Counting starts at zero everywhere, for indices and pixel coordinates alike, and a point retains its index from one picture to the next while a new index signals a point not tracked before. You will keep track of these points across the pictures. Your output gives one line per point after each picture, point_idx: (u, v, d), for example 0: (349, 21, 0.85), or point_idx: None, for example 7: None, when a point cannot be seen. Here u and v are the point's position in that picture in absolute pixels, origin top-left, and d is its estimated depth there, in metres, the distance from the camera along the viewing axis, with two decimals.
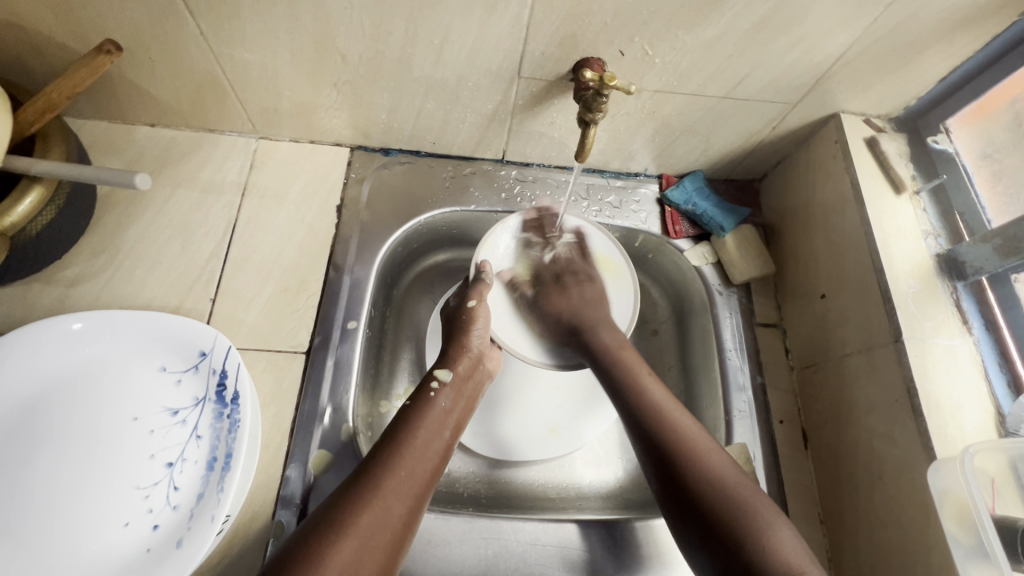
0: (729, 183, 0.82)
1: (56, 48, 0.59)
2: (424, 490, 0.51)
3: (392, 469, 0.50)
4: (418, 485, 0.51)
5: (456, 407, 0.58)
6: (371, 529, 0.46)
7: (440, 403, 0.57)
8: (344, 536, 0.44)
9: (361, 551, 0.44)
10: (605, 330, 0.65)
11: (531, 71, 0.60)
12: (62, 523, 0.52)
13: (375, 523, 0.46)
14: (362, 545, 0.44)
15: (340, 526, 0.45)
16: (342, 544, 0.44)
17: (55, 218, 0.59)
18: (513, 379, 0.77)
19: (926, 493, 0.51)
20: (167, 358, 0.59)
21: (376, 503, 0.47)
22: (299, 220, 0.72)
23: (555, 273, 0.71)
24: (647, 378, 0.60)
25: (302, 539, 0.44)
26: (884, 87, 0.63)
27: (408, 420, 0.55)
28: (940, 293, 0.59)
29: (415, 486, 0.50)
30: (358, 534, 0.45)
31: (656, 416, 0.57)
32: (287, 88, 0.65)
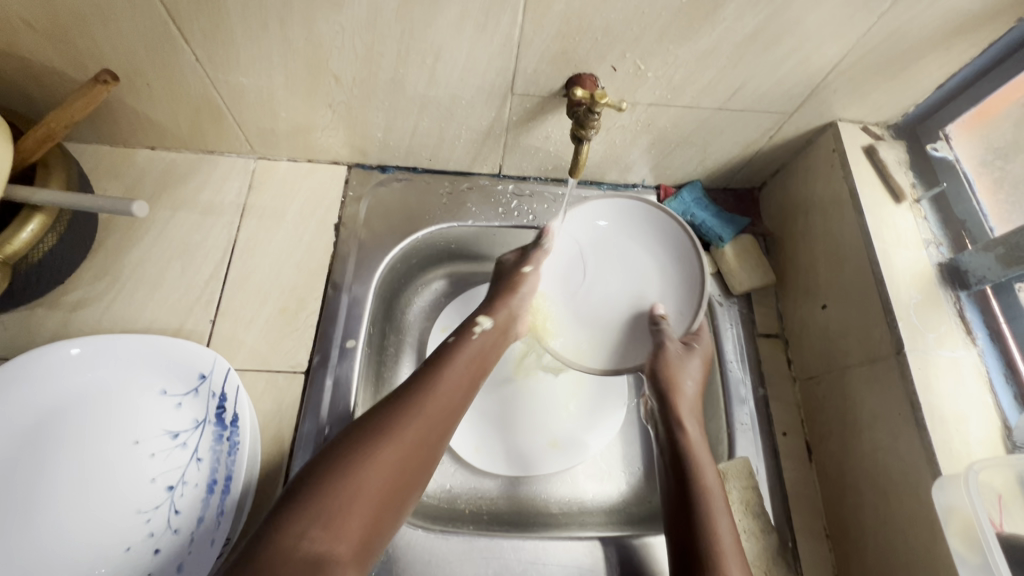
0: (728, 192, 0.82)
1: (56, 77, 0.59)
2: (457, 413, 0.55)
3: (430, 391, 0.53)
4: (452, 406, 0.54)
5: (487, 351, 0.61)
6: (406, 446, 0.49)
7: (473, 344, 0.60)
8: (385, 445, 0.48)
9: (400, 460, 0.48)
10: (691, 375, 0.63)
11: (523, 88, 0.61)
12: (64, 548, 0.52)
13: (415, 436, 0.50)
14: (399, 458, 0.48)
15: (382, 435, 0.49)
16: (385, 454, 0.48)
17: (57, 244, 0.60)
18: (514, 393, 0.77)
19: (932, 509, 0.51)
20: (167, 382, 0.59)
21: (415, 422, 0.50)
22: (297, 239, 0.72)
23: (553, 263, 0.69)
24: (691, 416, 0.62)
25: (344, 445, 0.48)
26: (881, 95, 0.63)
27: (442, 354, 0.58)
28: (943, 303, 0.58)
29: (448, 413, 0.53)
30: (398, 443, 0.49)
31: (691, 467, 0.58)
32: (283, 110, 0.66)
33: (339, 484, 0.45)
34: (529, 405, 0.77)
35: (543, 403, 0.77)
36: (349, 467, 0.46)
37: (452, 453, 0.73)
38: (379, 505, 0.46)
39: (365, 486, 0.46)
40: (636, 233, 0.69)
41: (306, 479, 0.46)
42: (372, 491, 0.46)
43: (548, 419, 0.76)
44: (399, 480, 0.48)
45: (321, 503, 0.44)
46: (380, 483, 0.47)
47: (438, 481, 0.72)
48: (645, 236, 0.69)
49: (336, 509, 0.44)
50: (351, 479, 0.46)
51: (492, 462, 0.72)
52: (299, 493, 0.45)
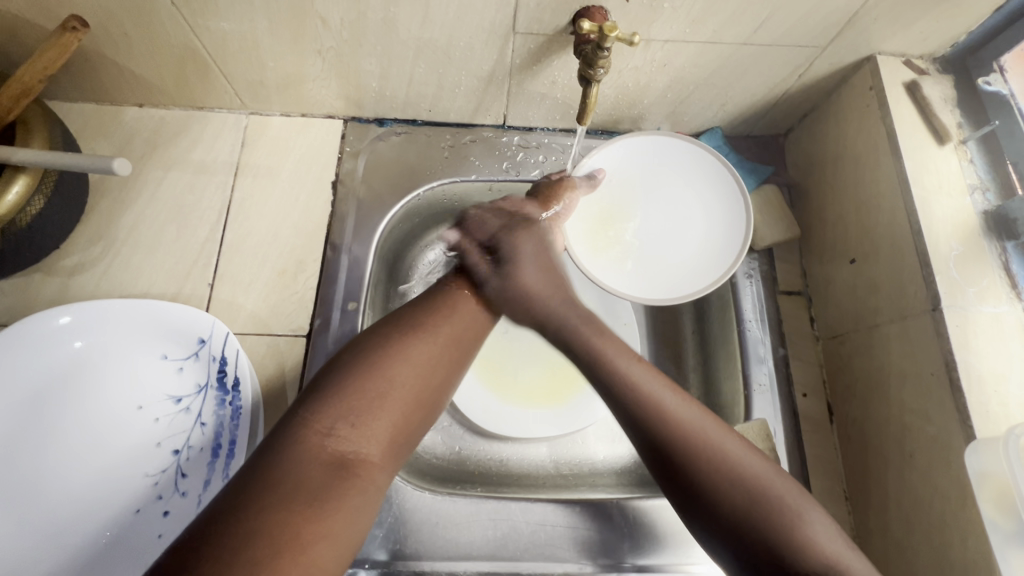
0: (750, 139, 0.76)
1: (29, 27, 0.56)
2: (488, 323, 0.52)
3: (460, 295, 0.51)
4: (486, 313, 0.52)
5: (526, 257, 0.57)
6: (439, 347, 0.46)
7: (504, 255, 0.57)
8: (418, 340, 0.46)
9: (436, 358, 0.46)
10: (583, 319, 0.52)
11: (526, 26, 0.55)
12: (74, 509, 0.53)
13: (444, 338, 0.47)
14: (431, 359, 0.46)
15: (415, 335, 0.46)
16: (416, 351, 0.45)
17: (46, 208, 0.58)
18: (517, 354, 0.75)
19: (963, 473, 0.48)
20: (167, 346, 0.58)
21: (447, 324, 0.48)
22: (294, 198, 0.69)
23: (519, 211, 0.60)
24: (618, 355, 0.49)
25: (381, 336, 0.46)
26: (929, 23, 0.56)
27: (472, 261, 0.55)
28: (987, 255, 0.53)
29: (481, 317, 0.51)
30: (432, 342, 0.46)
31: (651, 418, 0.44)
32: (270, 59, 0.61)
33: (366, 382, 0.42)
34: (530, 363, 0.75)
35: (541, 364, 0.75)
36: (375, 365, 0.43)
37: (460, 415, 0.72)
38: (414, 408, 0.44)
39: (393, 384, 0.43)
40: (675, 174, 0.68)
41: (334, 374, 0.43)
42: (401, 390, 0.43)
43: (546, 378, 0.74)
44: (430, 385, 0.45)
45: (354, 400, 0.41)
46: (412, 376, 0.44)
47: (447, 442, 0.71)
48: (682, 157, 0.67)
49: (365, 405, 0.41)
50: (384, 374, 0.43)
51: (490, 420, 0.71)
52: (328, 386, 0.42)
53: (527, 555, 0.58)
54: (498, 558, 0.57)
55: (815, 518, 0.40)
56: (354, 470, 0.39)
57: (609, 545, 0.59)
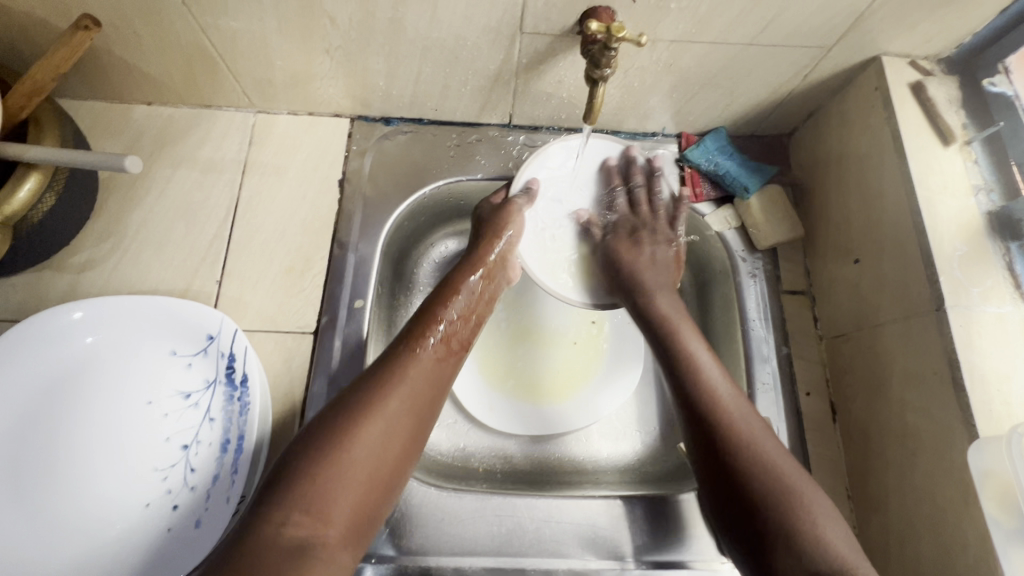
0: (755, 139, 0.76)
1: (41, 26, 0.56)
2: (445, 384, 0.53)
3: (410, 360, 0.52)
4: (437, 376, 0.53)
5: (474, 306, 0.60)
6: (394, 415, 0.48)
7: (452, 310, 0.58)
8: (374, 414, 0.47)
9: (393, 430, 0.47)
10: (662, 293, 0.64)
11: (534, 26, 0.55)
12: (84, 502, 0.53)
13: (396, 409, 0.48)
14: (386, 431, 0.47)
15: (369, 408, 0.47)
16: (372, 425, 0.46)
17: (56, 205, 0.59)
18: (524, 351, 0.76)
19: (965, 471, 0.48)
20: (176, 343, 0.59)
21: (402, 389, 0.49)
22: (301, 196, 0.70)
23: (633, 226, 0.69)
24: (698, 350, 0.57)
25: (336, 411, 0.47)
26: (935, 24, 0.56)
27: (422, 314, 0.56)
28: (990, 255, 0.53)
29: (435, 376, 0.52)
30: (389, 415, 0.47)
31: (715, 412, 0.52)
32: (279, 58, 0.62)
33: (321, 466, 0.43)
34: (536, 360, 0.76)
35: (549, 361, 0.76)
36: (334, 443, 0.44)
37: (465, 412, 0.73)
38: (371, 483, 0.45)
39: (347, 465, 0.44)
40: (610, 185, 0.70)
41: (292, 456, 0.44)
42: (358, 471, 0.44)
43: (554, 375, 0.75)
44: (388, 460, 0.46)
45: (309, 487, 0.42)
46: (366, 453, 0.45)
47: (451, 439, 0.71)
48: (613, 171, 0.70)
49: (322, 490, 0.42)
50: (340, 455, 0.44)
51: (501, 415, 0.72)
52: (287, 471, 0.43)
53: (532, 551, 0.58)
54: (504, 554, 0.58)
55: (837, 529, 0.45)
56: (313, 552, 0.40)
57: (612, 542, 0.59)
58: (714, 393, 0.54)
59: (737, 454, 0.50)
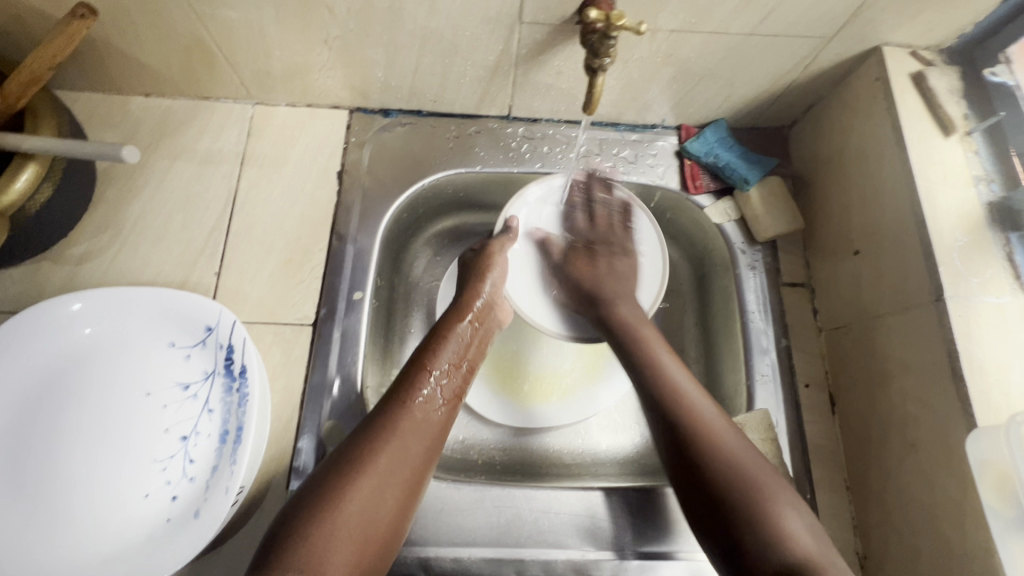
0: (754, 131, 0.76)
1: (37, 16, 0.56)
2: (439, 435, 0.52)
3: (403, 415, 0.51)
4: (431, 429, 0.51)
5: (466, 354, 0.59)
6: (388, 470, 0.47)
7: (443, 359, 0.57)
8: (369, 470, 0.46)
9: (386, 487, 0.46)
10: (660, 346, 0.58)
11: (533, 15, 0.55)
12: (83, 494, 0.54)
13: (392, 464, 0.47)
14: (379, 487, 0.46)
15: (363, 465, 0.46)
16: (365, 483, 0.45)
17: (54, 196, 0.58)
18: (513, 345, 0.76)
19: (963, 462, 0.48)
20: (174, 334, 0.59)
21: (394, 444, 0.48)
22: (299, 188, 0.69)
23: (589, 239, 0.69)
24: (674, 369, 0.55)
25: (332, 469, 0.46)
26: (936, 13, 0.56)
27: (413, 366, 0.56)
28: (991, 245, 0.53)
29: (430, 429, 0.51)
30: (383, 471, 0.46)
31: (710, 441, 0.48)
32: (277, 49, 0.61)
33: (314, 528, 0.42)
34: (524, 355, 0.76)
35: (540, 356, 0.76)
36: (329, 502, 0.44)
37: (464, 404, 0.73)
38: (366, 542, 0.44)
39: (341, 525, 0.43)
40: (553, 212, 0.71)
41: (289, 519, 0.43)
42: (352, 530, 0.43)
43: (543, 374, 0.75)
44: (382, 517, 0.45)
45: (303, 550, 0.41)
46: (360, 513, 0.44)
47: (450, 432, 0.71)
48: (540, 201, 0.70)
49: (317, 551, 0.41)
50: (333, 513, 0.43)
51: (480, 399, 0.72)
52: (283, 533, 0.42)
53: (530, 542, 0.58)
54: (502, 545, 0.58)
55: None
56: None
57: (611, 533, 0.59)
58: (706, 427, 0.49)
59: (700, 442, 0.48)
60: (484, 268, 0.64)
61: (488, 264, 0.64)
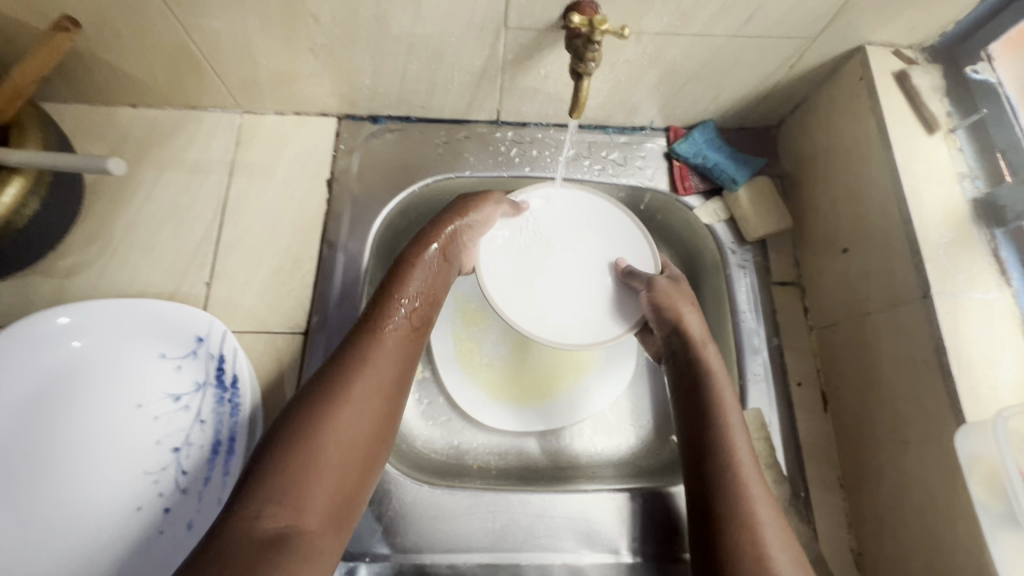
0: (743, 131, 0.76)
1: (21, 28, 0.56)
2: (408, 362, 0.52)
3: (374, 342, 0.50)
4: (398, 354, 0.51)
5: (434, 280, 0.57)
6: (361, 398, 0.46)
7: (412, 285, 0.55)
8: (344, 403, 0.46)
9: (364, 425, 0.46)
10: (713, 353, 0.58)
11: (518, 20, 0.55)
12: (74, 508, 0.53)
13: (365, 393, 0.47)
14: (355, 417, 0.46)
15: (339, 398, 0.46)
16: (342, 416, 0.45)
17: (41, 208, 0.58)
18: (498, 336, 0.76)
19: (953, 457, 0.49)
20: (165, 345, 0.58)
21: (365, 369, 0.48)
22: (289, 196, 0.69)
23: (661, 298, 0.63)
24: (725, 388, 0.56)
25: (305, 402, 0.46)
26: (917, 12, 0.56)
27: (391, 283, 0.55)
28: (976, 241, 0.54)
29: (398, 357, 0.51)
30: (358, 407, 0.46)
31: (727, 459, 0.51)
32: (263, 58, 0.61)
33: (290, 460, 0.42)
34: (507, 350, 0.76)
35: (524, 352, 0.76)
36: (304, 432, 0.43)
37: (459, 410, 0.72)
38: (344, 473, 0.44)
39: (319, 454, 0.43)
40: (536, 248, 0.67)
41: (265, 451, 0.43)
42: (331, 459, 0.43)
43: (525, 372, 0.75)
44: (360, 447, 0.45)
45: (280, 481, 0.41)
46: (339, 444, 0.44)
47: (446, 437, 0.71)
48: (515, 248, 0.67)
49: (295, 485, 0.41)
50: (309, 445, 0.43)
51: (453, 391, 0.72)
52: (260, 465, 0.42)
53: (526, 546, 0.58)
54: (498, 550, 0.58)
55: None
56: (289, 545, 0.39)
57: (606, 536, 0.59)
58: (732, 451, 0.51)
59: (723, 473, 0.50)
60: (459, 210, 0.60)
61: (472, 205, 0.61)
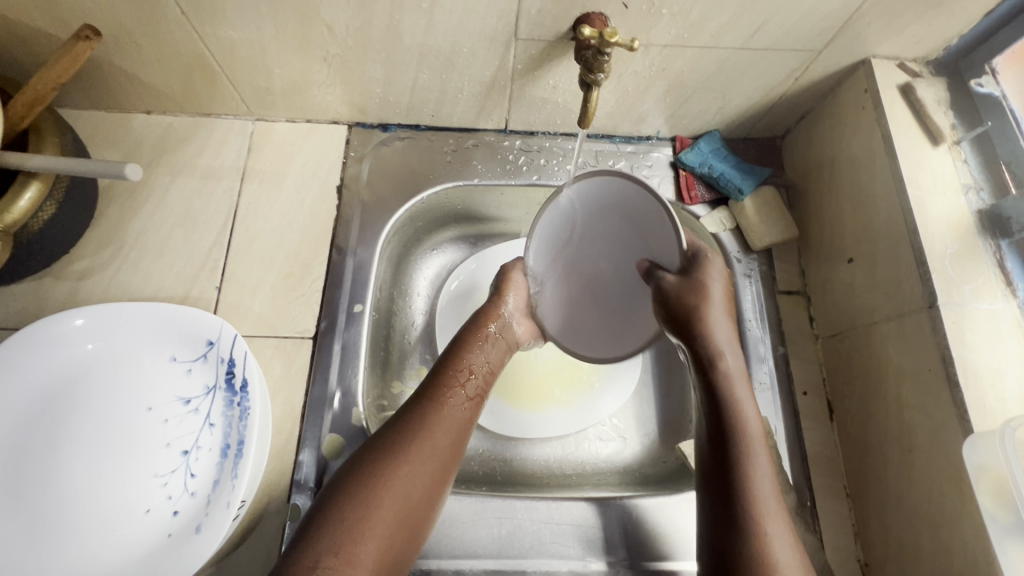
0: (748, 141, 0.77)
1: (41, 37, 0.57)
2: (468, 428, 0.54)
3: (437, 406, 0.52)
4: (459, 424, 0.53)
5: (493, 359, 0.60)
6: (421, 460, 0.49)
7: (474, 358, 0.58)
8: (406, 463, 0.48)
9: (419, 484, 0.48)
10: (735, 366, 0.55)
11: (528, 32, 0.56)
12: (84, 510, 0.53)
13: (425, 456, 0.49)
14: (412, 477, 0.48)
15: (399, 457, 0.48)
16: (401, 473, 0.47)
17: (56, 213, 0.59)
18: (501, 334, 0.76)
19: (961, 467, 0.49)
20: (176, 348, 0.59)
21: (427, 433, 0.50)
22: (299, 203, 0.70)
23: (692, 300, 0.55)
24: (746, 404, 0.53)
25: (370, 456, 0.48)
26: (921, 26, 0.57)
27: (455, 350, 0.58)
28: (981, 252, 0.54)
29: (459, 424, 0.53)
30: (417, 466, 0.48)
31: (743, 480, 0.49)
32: (277, 67, 0.63)
33: (350, 511, 0.45)
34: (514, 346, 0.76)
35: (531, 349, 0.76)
36: (367, 487, 0.46)
37: None
38: (396, 527, 0.46)
39: (378, 509, 0.45)
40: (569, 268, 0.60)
41: (330, 500, 0.46)
42: (387, 515, 0.45)
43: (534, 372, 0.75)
44: (414, 506, 0.47)
45: (339, 531, 0.43)
46: (396, 502, 0.46)
47: None
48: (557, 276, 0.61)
49: (351, 535, 0.43)
50: (368, 499, 0.45)
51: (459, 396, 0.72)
52: (324, 512, 0.45)
53: (532, 553, 0.58)
54: (504, 556, 0.58)
55: None
56: None
57: (612, 543, 0.59)
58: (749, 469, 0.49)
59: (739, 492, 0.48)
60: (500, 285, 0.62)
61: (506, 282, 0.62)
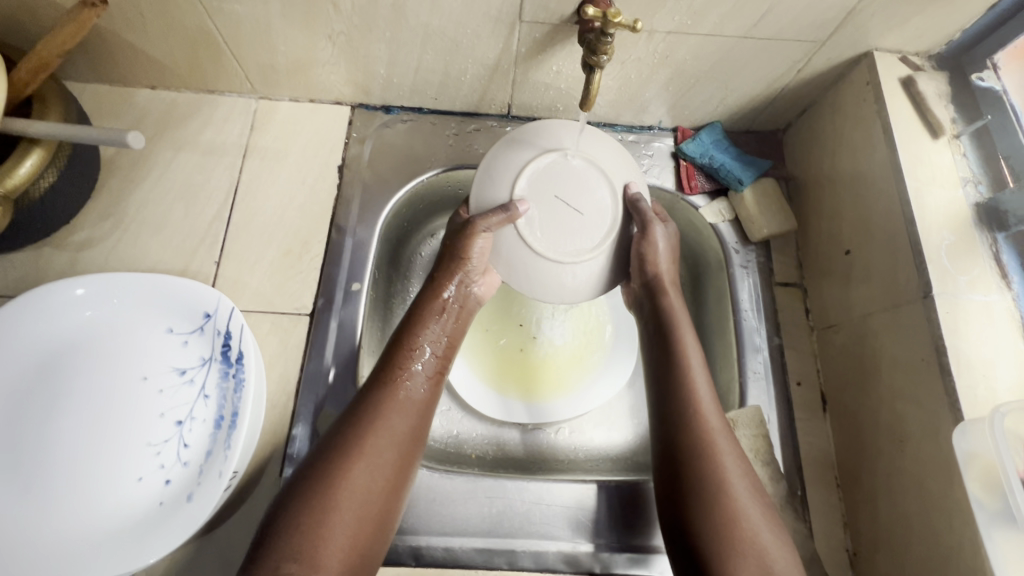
0: (749, 134, 0.77)
1: (47, 5, 0.57)
2: (424, 413, 0.54)
3: (390, 396, 0.52)
4: (413, 409, 0.53)
5: (447, 332, 0.60)
6: (376, 449, 0.49)
7: (424, 338, 0.58)
8: (359, 457, 0.48)
9: (374, 475, 0.48)
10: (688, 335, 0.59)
11: (533, 14, 0.56)
12: (76, 476, 0.54)
13: (380, 446, 0.49)
14: (368, 465, 0.48)
15: (352, 454, 0.48)
16: (356, 470, 0.47)
17: (58, 180, 0.59)
18: (513, 328, 0.78)
19: (950, 455, 0.49)
20: (173, 320, 0.59)
21: (381, 423, 0.51)
22: (300, 181, 0.70)
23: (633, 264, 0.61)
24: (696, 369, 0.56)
25: (325, 454, 0.48)
26: (924, 20, 0.57)
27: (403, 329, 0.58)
28: (977, 243, 0.54)
29: (414, 408, 0.53)
30: (370, 461, 0.48)
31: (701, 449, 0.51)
32: (281, 44, 0.63)
33: (308, 516, 0.44)
34: (528, 335, 0.77)
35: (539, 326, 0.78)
36: (323, 488, 0.46)
37: (457, 399, 0.73)
38: (358, 524, 0.46)
39: (337, 509, 0.45)
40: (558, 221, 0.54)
41: (289, 503, 0.45)
42: (348, 514, 0.46)
43: (570, 341, 0.77)
44: (374, 499, 0.48)
45: (298, 537, 0.43)
46: (356, 495, 0.47)
47: (444, 426, 0.71)
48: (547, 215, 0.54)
49: (313, 537, 0.43)
50: (325, 500, 0.45)
51: (556, 412, 0.72)
52: (282, 520, 0.44)
53: (521, 533, 0.58)
54: (493, 535, 0.58)
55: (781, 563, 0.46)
56: None
57: (604, 526, 0.59)
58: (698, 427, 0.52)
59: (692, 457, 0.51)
60: (462, 252, 0.57)
61: (466, 246, 0.56)
